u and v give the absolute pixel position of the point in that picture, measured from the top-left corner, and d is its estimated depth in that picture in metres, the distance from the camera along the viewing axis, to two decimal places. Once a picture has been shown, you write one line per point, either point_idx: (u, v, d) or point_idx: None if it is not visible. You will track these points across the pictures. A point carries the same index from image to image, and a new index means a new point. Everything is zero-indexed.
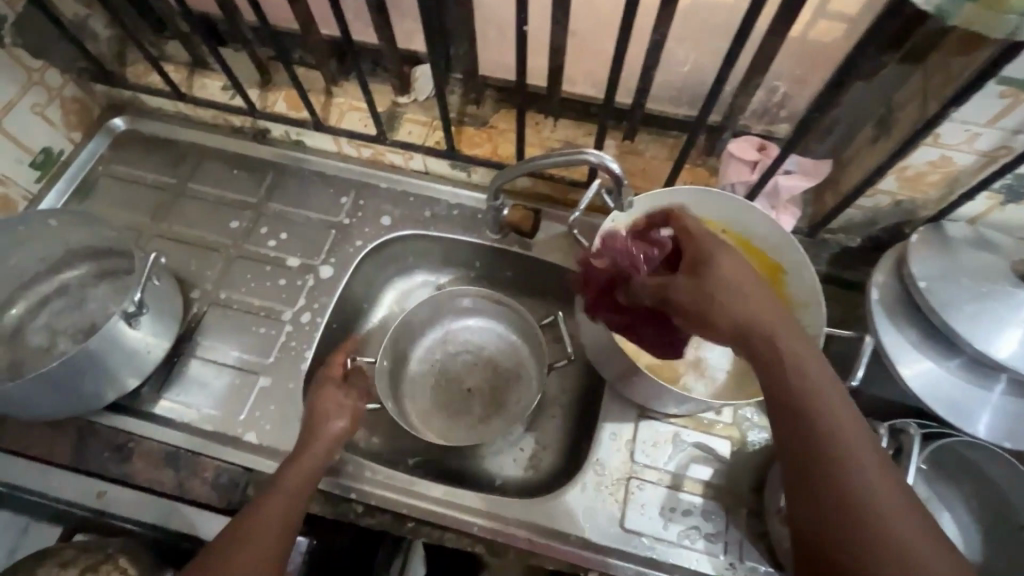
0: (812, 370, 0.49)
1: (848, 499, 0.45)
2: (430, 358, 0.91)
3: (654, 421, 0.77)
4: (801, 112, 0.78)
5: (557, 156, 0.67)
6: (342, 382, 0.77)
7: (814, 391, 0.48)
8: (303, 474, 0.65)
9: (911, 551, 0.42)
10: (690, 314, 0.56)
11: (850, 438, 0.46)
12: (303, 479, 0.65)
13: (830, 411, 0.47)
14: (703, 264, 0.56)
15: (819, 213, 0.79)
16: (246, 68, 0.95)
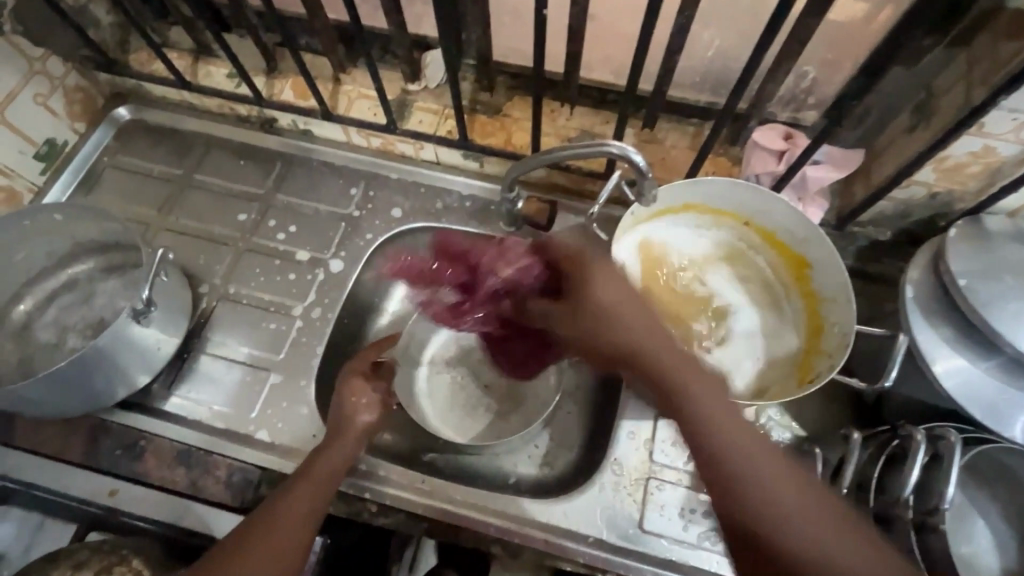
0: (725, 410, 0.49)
1: (772, 540, 0.43)
2: (444, 355, 0.89)
3: (674, 420, 0.75)
4: (831, 99, 0.75)
5: (577, 147, 0.63)
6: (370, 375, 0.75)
7: (710, 417, 0.49)
8: (324, 472, 0.64)
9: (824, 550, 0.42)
10: (605, 359, 0.59)
11: (774, 486, 0.45)
12: (325, 477, 0.64)
13: (737, 449, 0.47)
14: (599, 302, 0.58)
15: (848, 205, 0.75)
16: (252, 55, 0.92)
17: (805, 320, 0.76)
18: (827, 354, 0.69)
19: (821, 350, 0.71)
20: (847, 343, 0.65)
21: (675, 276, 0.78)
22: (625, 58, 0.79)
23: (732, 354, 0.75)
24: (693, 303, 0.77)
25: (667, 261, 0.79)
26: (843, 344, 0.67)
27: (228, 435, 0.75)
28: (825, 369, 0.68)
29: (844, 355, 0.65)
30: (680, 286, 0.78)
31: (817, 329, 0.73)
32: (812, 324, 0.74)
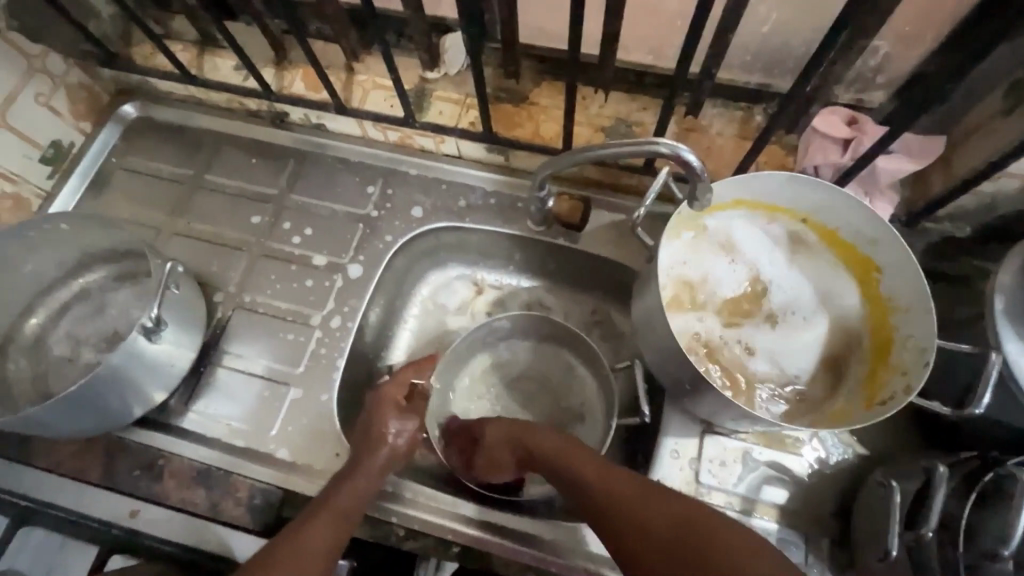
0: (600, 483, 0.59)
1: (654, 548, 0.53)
2: (484, 380, 0.85)
3: (723, 437, 0.69)
4: (904, 77, 0.66)
5: (622, 144, 0.56)
6: (404, 406, 0.72)
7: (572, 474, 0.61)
8: (348, 499, 0.63)
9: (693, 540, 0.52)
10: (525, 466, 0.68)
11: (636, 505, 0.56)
12: (349, 504, 0.63)
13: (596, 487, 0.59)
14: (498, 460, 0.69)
15: (921, 198, 0.67)
16: (259, 44, 0.86)
17: (873, 329, 0.69)
18: (901, 369, 0.63)
19: (892, 365, 0.65)
20: (926, 361, 0.58)
21: (729, 281, 0.71)
22: (667, 37, 0.70)
23: (795, 370, 0.68)
24: (750, 310, 0.70)
25: (718, 264, 0.71)
26: (921, 360, 0.60)
27: (248, 454, 0.72)
28: (900, 388, 0.62)
29: (923, 375, 0.58)
30: (735, 291, 0.70)
31: (887, 341, 0.67)
32: (880, 335, 0.68)
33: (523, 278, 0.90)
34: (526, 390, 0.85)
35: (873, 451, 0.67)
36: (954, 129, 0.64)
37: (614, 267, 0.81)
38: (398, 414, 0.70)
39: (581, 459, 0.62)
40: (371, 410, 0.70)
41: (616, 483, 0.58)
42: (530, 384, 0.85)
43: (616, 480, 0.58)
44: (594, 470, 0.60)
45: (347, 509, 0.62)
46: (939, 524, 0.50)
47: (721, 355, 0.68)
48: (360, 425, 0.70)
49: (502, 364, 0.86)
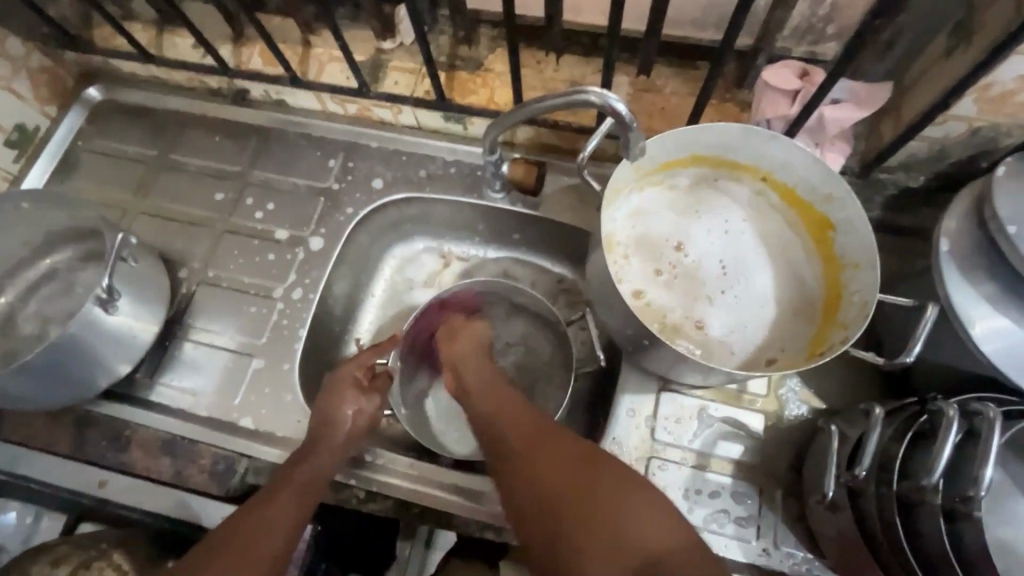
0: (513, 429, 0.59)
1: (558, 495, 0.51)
2: None
3: (678, 394, 0.69)
4: (853, 25, 0.65)
5: (553, 96, 0.55)
6: (365, 387, 0.72)
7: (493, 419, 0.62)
8: (309, 476, 0.63)
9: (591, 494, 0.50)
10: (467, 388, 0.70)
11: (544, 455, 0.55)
12: (310, 480, 0.63)
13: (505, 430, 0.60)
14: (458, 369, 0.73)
15: (874, 148, 0.67)
16: (216, 21, 0.86)
17: (825, 289, 0.67)
18: (843, 324, 0.62)
19: (837, 321, 0.64)
20: (866, 312, 0.58)
21: (683, 238, 0.70)
22: None
23: (744, 328, 0.68)
24: (702, 268, 0.69)
25: (673, 220, 0.71)
26: (863, 312, 0.59)
27: (214, 422, 0.73)
28: (840, 341, 0.61)
29: (861, 326, 0.57)
30: (689, 248, 0.70)
31: (835, 299, 0.66)
32: (830, 294, 0.67)
33: (489, 250, 0.90)
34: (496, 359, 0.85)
35: (830, 404, 0.67)
36: (904, 76, 0.63)
37: (574, 232, 0.81)
38: (359, 392, 0.71)
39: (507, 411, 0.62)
40: (331, 390, 0.70)
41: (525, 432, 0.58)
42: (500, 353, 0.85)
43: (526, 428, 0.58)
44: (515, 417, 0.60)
45: (309, 485, 0.63)
46: (876, 464, 0.50)
47: (668, 313, 0.68)
48: (318, 405, 0.70)
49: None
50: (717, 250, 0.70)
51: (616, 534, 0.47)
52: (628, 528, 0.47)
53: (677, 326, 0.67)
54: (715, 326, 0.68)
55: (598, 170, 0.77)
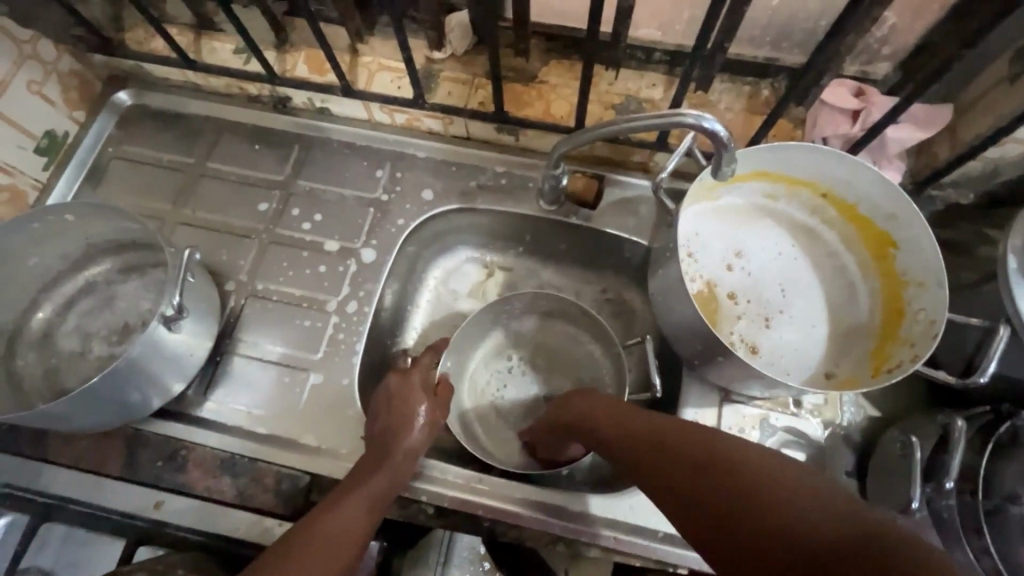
0: (633, 427, 0.56)
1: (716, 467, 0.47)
2: (498, 359, 0.85)
3: (739, 405, 0.70)
4: (909, 48, 0.67)
5: (646, 117, 0.56)
6: (429, 391, 0.71)
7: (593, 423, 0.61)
8: (375, 489, 0.62)
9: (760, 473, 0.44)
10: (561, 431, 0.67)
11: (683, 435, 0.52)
12: (376, 494, 0.62)
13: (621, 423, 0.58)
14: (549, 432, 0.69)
15: (927, 166, 0.70)
16: (259, 26, 0.83)
17: (882, 303, 0.71)
18: (909, 342, 0.65)
19: (900, 337, 0.67)
20: (935, 332, 0.61)
21: (739, 259, 0.73)
22: (678, 12, 0.70)
23: (805, 343, 0.71)
24: (758, 289, 0.72)
25: (729, 241, 0.73)
26: (931, 332, 0.62)
27: (273, 440, 0.72)
28: (908, 358, 0.64)
29: (932, 345, 0.60)
30: (746, 269, 0.73)
31: (895, 316, 0.69)
32: (890, 309, 0.70)
33: (533, 259, 0.90)
34: (537, 364, 0.85)
35: (885, 414, 0.69)
36: (961, 98, 0.66)
37: (627, 243, 0.81)
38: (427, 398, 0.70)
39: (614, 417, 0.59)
40: (400, 393, 0.69)
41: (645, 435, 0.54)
42: (545, 359, 0.85)
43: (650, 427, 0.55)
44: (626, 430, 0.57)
45: (377, 499, 0.62)
46: (957, 475, 0.53)
47: (730, 329, 0.70)
48: (383, 411, 0.68)
49: (518, 338, 0.86)
50: (774, 265, 0.73)
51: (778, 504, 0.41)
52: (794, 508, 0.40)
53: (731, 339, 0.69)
54: (779, 342, 0.70)
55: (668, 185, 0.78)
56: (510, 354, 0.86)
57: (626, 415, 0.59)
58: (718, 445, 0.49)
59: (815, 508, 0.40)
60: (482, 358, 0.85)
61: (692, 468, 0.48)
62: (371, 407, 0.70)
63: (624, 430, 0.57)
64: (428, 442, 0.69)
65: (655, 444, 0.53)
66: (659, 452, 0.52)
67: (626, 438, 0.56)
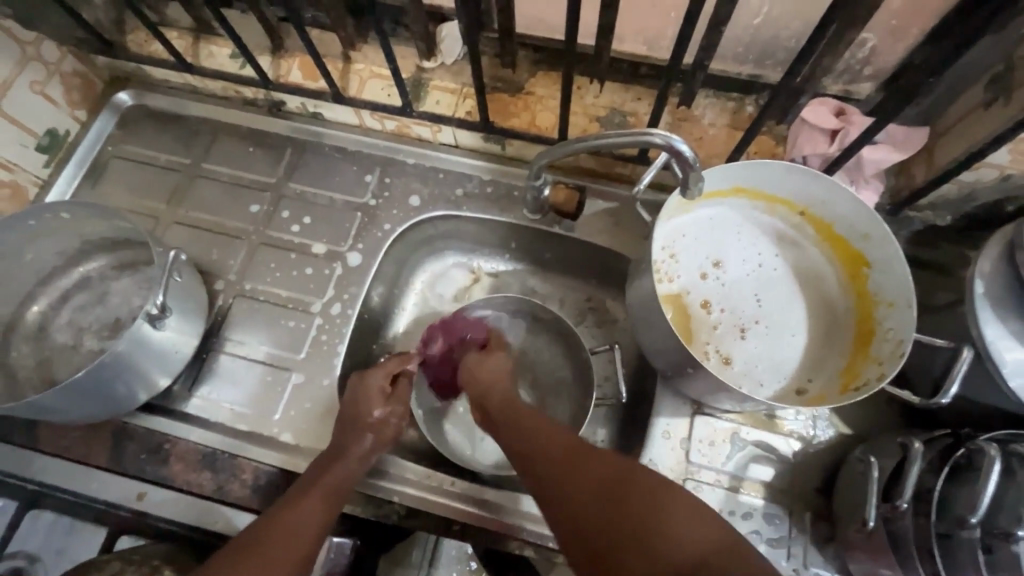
0: (540, 438, 0.59)
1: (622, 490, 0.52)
2: None
3: (711, 418, 0.71)
4: (891, 70, 0.67)
5: (618, 135, 0.58)
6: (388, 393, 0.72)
7: (512, 428, 0.63)
8: (333, 481, 0.65)
9: (653, 494, 0.51)
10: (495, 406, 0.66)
11: (583, 453, 0.56)
12: (334, 487, 0.64)
13: (524, 434, 0.61)
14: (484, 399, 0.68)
15: (906, 188, 0.70)
16: (254, 31, 0.85)
17: (857, 322, 0.71)
18: (878, 360, 0.66)
19: (871, 355, 0.68)
20: (902, 351, 0.61)
21: (715, 268, 0.73)
22: (661, 29, 0.71)
23: (779, 357, 0.71)
24: (739, 292, 0.73)
25: (711, 245, 0.74)
26: (898, 351, 0.63)
27: (253, 437, 0.74)
28: (875, 376, 0.64)
29: (898, 364, 0.61)
30: (721, 279, 0.73)
31: (868, 333, 0.69)
32: (864, 326, 0.70)
33: (518, 266, 0.91)
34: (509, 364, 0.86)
35: (856, 431, 0.70)
36: (939, 121, 0.66)
37: (609, 254, 0.82)
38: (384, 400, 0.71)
39: (523, 427, 0.61)
40: (355, 395, 0.70)
41: (557, 446, 0.57)
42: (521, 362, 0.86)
43: (561, 443, 0.58)
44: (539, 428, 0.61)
45: (336, 488, 0.64)
46: (913, 496, 0.54)
47: (704, 338, 0.71)
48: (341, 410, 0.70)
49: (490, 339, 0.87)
50: (752, 278, 0.74)
51: (671, 534, 0.48)
52: (680, 534, 0.47)
53: (700, 353, 0.70)
54: (752, 358, 0.71)
55: (649, 198, 0.79)
56: None
57: (527, 422, 0.62)
58: (630, 479, 0.53)
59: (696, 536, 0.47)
60: None
61: (609, 501, 0.52)
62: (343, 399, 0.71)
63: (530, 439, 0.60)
64: (383, 444, 0.70)
65: (567, 465, 0.55)
66: (569, 475, 0.55)
67: (534, 449, 0.59)
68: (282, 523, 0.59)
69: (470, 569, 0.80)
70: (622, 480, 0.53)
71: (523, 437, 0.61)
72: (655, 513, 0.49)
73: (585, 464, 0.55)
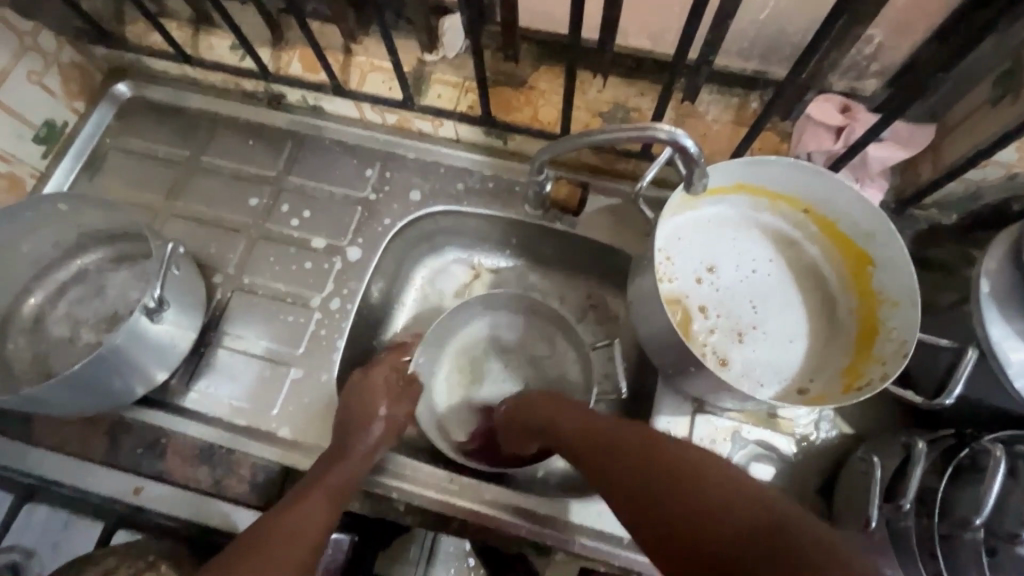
0: (585, 428, 0.61)
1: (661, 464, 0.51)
2: (472, 354, 0.86)
3: (713, 416, 0.70)
4: (897, 67, 0.67)
5: (623, 130, 0.57)
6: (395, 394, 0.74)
7: (557, 426, 0.64)
8: (336, 479, 0.64)
9: (694, 468, 0.50)
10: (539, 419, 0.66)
11: (625, 436, 0.57)
12: (337, 485, 0.64)
13: (569, 427, 0.62)
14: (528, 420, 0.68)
15: (911, 186, 0.70)
16: (254, 23, 0.84)
17: (860, 321, 0.71)
18: (880, 360, 0.65)
19: (873, 355, 0.67)
20: (905, 351, 0.61)
21: (710, 273, 0.73)
22: (665, 23, 0.71)
23: (781, 357, 0.71)
24: (741, 291, 0.72)
25: (713, 243, 0.74)
26: (901, 351, 0.62)
27: (251, 432, 0.73)
28: (877, 376, 0.64)
29: (901, 364, 0.60)
30: (715, 284, 0.72)
31: (871, 333, 0.69)
32: (866, 326, 0.70)
33: (519, 262, 0.91)
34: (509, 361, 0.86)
35: (858, 430, 0.69)
36: (945, 119, 0.66)
37: (611, 251, 0.81)
38: (389, 398, 0.73)
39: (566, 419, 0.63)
40: (360, 391, 0.71)
41: (600, 434, 0.59)
42: (521, 359, 0.86)
43: (604, 430, 0.59)
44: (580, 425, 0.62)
45: (340, 487, 0.64)
46: (915, 497, 0.54)
47: (704, 337, 0.70)
48: (345, 406, 0.70)
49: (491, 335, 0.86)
50: (754, 276, 0.73)
51: (713, 504, 0.46)
52: (722, 506, 0.46)
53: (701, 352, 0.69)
54: (754, 357, 0.70)
55: (652, 195, 0.79)
56: (477, 352, 0.86)
57: (571, 416, 0.63)
58: (670, 453, 0.52)
59: (739, 507, 0.45)
60: (455, 354, 0.86)
61: (650, 474, 0.51)
62: (345, 396, 0.72)
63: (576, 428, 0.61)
64: (387, 439, 0.70)
65: (609, 447, 0.56)
66: (612, 456, 0.55)
67: (579, 437, 0.60)
68: (289, 520, 0.59)
69: (468, 567, 0.80)
70: (662, 455, 0.52)
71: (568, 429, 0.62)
72: (696, 483, 0.48)
73: (627, 442, 0.56)
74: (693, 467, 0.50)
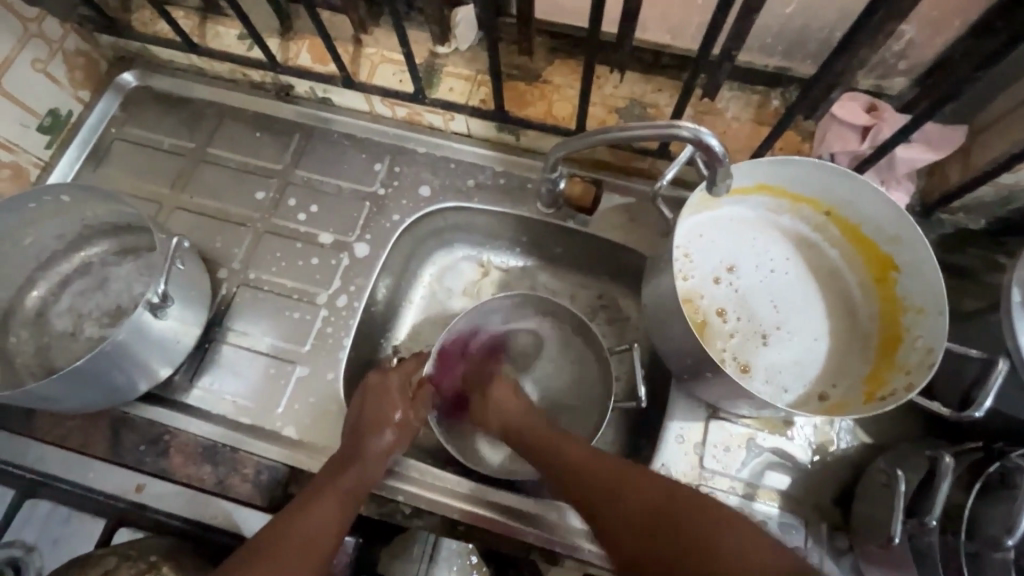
0: (582, 468, 0.59)
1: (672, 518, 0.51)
2: None
3: (727, 423, 0.69)
4: (926, 65, 0.64)
5: (644, 127, 0.55)
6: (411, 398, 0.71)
7: (550, 460, 0.63)
8: (348, 481, 0.62)
9: (705, 529, 0.50)
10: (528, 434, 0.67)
11: (623, 481, 0.56)
12: (349, 488, 0.62)
13: (562, 463, 0.61)
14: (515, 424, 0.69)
15: (938, 189, 0.67)
16: (263, 12, 0.82)
17: (882, 327, 0.69)
18: (905, 369, 0.63)
19: (897, 363, 0.65)
20: (932, 361, 0.59)
21: (727, 274, 0.71)
22: (686, 17, 0.68)
23: (800, 363, 0.69)
24: (760, 294, 0.70)
25: (730, 244, 0.71)
26: (927, 361, 0.60)
27: (255, 430, 0.72)
28: (902, 386, 0.62)
29: (927, 375, 0.58)
30: (733, 285, 0.70)
31: (894, 340, 0.67)
32: (889, 332, 0.68)
33: (529, 261, 0.89)
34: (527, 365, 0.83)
35: (878, 440, 0.67)
36: (976, 120, 0.63)
37: (624, 251, 0.79)
38: (406, 402, 0.71)
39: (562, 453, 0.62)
40: (376, 393, 0.69)
41: (598, 477, 0.58)
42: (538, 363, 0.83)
43: (605, 471, 0.58)
44: (571, 458, 0.61)
45: (352, 490, 0.63)
46: (942, 513, 0.52)
47: (721, 343, 0.68)
48: (358, 408, 0.68)
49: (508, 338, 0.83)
50: (773, 279, 0.71)
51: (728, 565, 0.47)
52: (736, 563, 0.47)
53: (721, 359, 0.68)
54: (772, 363, 0.68)
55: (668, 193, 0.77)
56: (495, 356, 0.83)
57: (565, 450, 0.62)
58: (679, 506, 0.52)
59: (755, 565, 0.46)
60: None
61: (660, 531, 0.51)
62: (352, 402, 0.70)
63: (571, 466, 0.60)
64: (400, 444, 0.69)
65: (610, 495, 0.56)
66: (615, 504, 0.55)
67: (575, 476, 0.59)
68: (305, 525, 0.58)
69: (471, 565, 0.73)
70: (670, 512, 0.52)
71: (562, 464, 0.61)
72: (710, 544, 0.48)
73: (628, 495, 0.55)
74: (707, 524, 0.50)
